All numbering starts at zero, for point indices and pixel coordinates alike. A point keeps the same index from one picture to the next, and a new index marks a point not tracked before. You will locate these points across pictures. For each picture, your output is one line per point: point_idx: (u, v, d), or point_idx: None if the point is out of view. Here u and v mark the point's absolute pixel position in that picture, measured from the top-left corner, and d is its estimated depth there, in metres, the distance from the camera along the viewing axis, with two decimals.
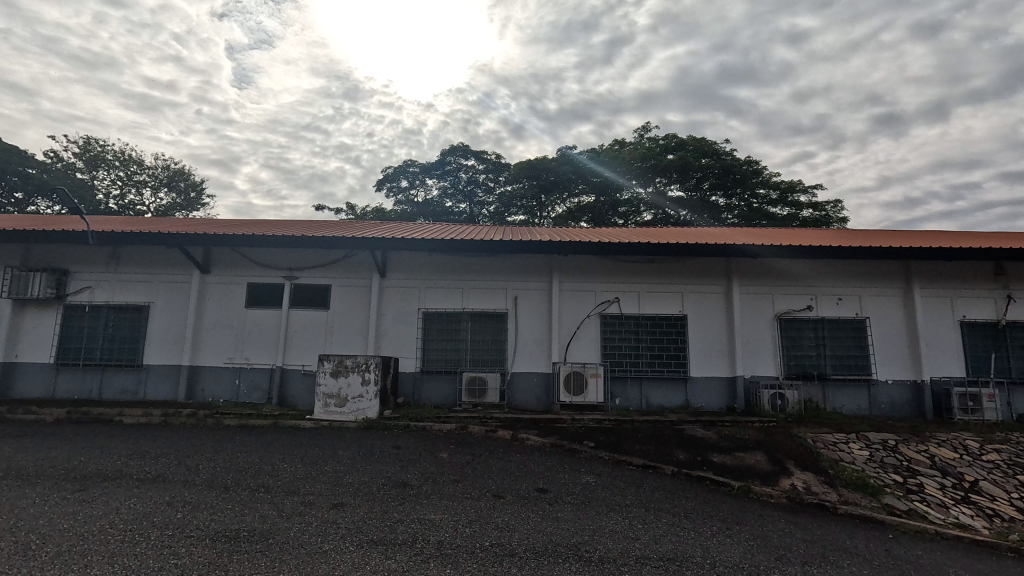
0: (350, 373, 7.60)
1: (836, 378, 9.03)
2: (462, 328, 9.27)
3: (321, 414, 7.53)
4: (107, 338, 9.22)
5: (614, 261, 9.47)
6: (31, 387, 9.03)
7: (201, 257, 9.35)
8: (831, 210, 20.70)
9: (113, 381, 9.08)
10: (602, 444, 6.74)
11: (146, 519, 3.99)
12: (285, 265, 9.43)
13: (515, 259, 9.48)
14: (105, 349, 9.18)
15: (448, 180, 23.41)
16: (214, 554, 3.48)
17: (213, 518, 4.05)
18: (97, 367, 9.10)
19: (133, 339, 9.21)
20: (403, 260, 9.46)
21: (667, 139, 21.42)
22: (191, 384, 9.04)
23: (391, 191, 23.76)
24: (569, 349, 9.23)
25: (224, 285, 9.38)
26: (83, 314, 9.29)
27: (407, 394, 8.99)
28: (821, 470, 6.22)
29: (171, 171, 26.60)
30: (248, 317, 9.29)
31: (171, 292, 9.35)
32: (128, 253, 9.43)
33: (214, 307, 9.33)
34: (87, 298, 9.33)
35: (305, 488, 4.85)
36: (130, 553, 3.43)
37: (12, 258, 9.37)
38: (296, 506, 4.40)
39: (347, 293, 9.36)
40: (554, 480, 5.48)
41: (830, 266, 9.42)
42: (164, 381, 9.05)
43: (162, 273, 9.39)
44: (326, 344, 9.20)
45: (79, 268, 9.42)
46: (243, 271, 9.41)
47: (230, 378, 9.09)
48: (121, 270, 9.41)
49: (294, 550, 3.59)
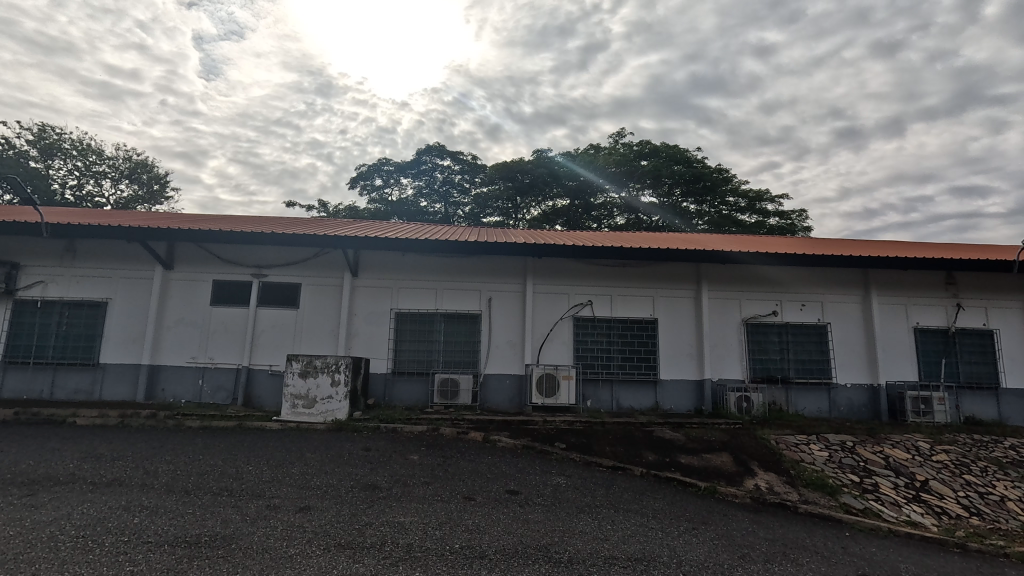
0: (319, 374, 7.44)
1: (798, 381, 9.34)
2: (436, 329, 9.21)
3: (288, 415, 7.36)
4: (61, 335, 8.81)
5: (587, 265, 9.57)
6: None
7: (164, 252, 9.02)
8: (795, 219, 21.43)
9: (66, 381, 8.67)
10: (572, 445, 6.80)
11: (100, 524, 3.82)
12: (253, 262, 9.20)
13: (490, 260, 9.48)
14: (58, 346, 8.77)
15: (423, 179, 23.27)
16: (173, 560, 3.35)
17: (172, 524, 3.90)
18: (49, 365, 8.67)
19: (89, 337, 8.81)
20: (377, 260, 9.35)
21: (641, 145, 21.83)
22: (151, 384, 8.71)
23: (365, 190, 23.45)
24: (542, 351, 9.27)
25: (188, 282, 9.08)
26: (35, 309, 8.84)
27: (377, 395, 8.87)
28: (783, 471, 6.42)
29: (133, 162, 25.59)
30: (214, 316, 9.01)
31: (131, 288, 8.99)
32: (86, 247, 9.03)
33: (177, 306, 9.01)
34: (39, 294, 8.88)
35: (270, 492, 4.72)
36: (82, 561, 3.28)
37: None
38: (260, 510, 4.29)
39: (318, 291, 9.18)
40: (524, 482, 5.50)
41: (796, 273, 9.75)
42: (121, 381, 8.70)
43: (123, 269, 9.03)
44: (294, 344, 9.00)
45: (31, 262, 8.96)
46: (210, 268, 9.13)
47: (192, 378, 8.79)
48: (77, 265, 9.00)
49: (259, 555, 3.49)
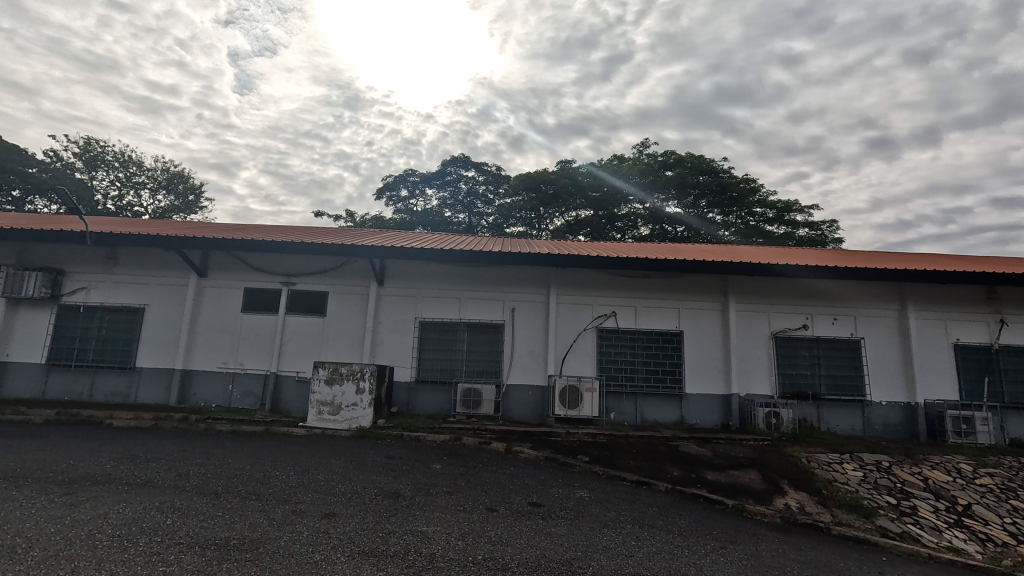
0: (345, 381, 7.55)
1: (830, 398, 9.05)
2: (459, 338, 9.26)
3: (314, 421, 7.47)
4: (100, 339, 9.15)
5: (611, 276, 9.51)
6: (21, 387, 8.90)
7: (199, 260, 9.32)
8: (826, 230, 20.91)
9: (104, 383, 8.98)
10: (596, 458, 6.72)
11: (135, 525, 3.93)
12: (283, 270, 9.42)
13: (514, 270, 9.50)
14: (97, 350, 9.10)
15: (447, 190, 23.61)
16: (203, 562, 3.42)
17: (203, 526, 3.98)
18: (89, 368, 9.00)
19: (126, 342, 9.13)
20: (401, 269, 9.46)
21: (666, 155, 21.70)
22: (183, 388, 8.96)
23: (391, 200, 23.83)
24: (565, 362, 9.22)
25: (221, 289, 9.35)
26: (77, 314, 9.21)
27: (400, 403, 8.94)
28: (815, 490, 6.20)
29: (171, 173, 26.64)
30: (244, 322, 9.24)
31: (166, 294, 9.31)
32: (126, 255, 9.39)
33: (209, 313, 9.27)
34: (82, 299, 9.25)
35: (296, 497, 4.80)
36: (118, 559, 3.37)
37: (7, 256, 9.27)
38: (287, 514, 4.35)
39: (345, 300, 9.34)
40: (547, 494, 5.45)
41: (828, 285, 9.49)
42: (156, 384, 8.97)
43: (160, 276, 9.36)
44: (320, 351, 9.15)
45: (74, 269, 9.36)
46: (242, 275, 9.38)
47: (223, 383, 9.01)
48: (117, 271, 9.35)
49: (284, 560, 3.54)
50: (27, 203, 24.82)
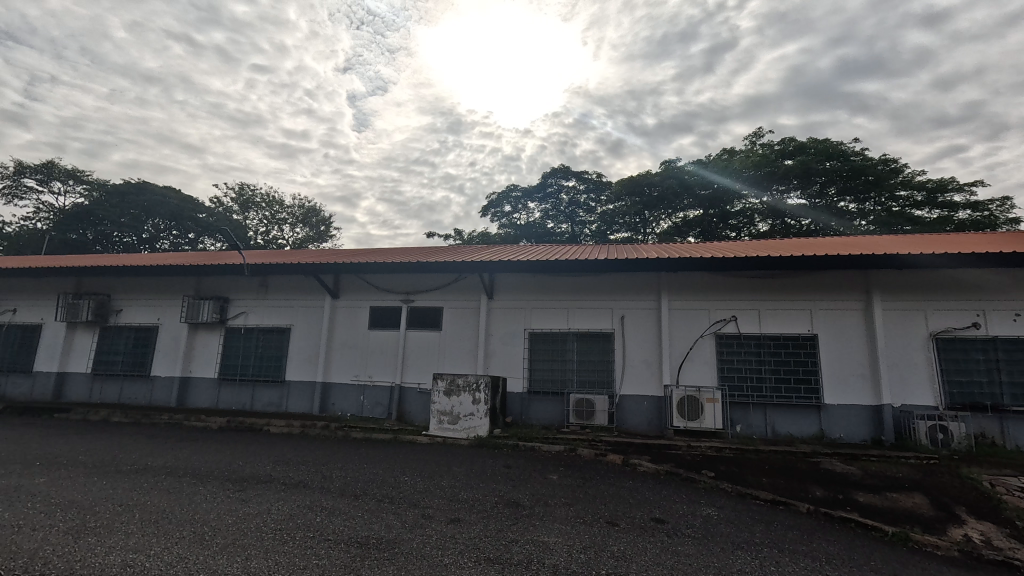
0: (462, 392, 7.91)
1: (1017, 411, 7.55)
2: (568, 348, 9.25)
3: (436, 430, 7.89)
4: (258, 356, 10.53)
5: (728, 278, 8.91)
6: (202, 398, 10.53)
7: (332, 283, 10.39)
8: (995, 210, 17.68)
9: (262, 395, 10.32)
10: (723, 474, 6.27)
11: (292, 520, 4.44)
12: (403, 289, 10.15)
13: (621, 278, 9.30)
14: (256, 366, 10.49)
15: (549, 202, 23.96)
16: (348, 558, 3.75)
17: (346, 524, 4.38)
18: (250, 382, 10.40)
19: (278, 358, 10.43)
20: (509, 282, 9.71)
21: (784, 143, 19.91)
22: (324, 399, 9.99)
23: (496, 217, 24.64)
24: (682, 371, 8.76)
25: (351, 309, 10.31)
26: (240, 335, 10.72)
27: (515, 414, 9.12)
28: (1005, 521, 5.18)
29: (306, 208, 30.13)
30: (372, 338, 10.08)
31: (307, 315, 10.49)
32: (275, 282, 10.76)
33: (342, 330, 10.27)
34: (243, 322, 10.77)
35: (425, 502, 5.09)
36: (281, 550, 3.82)
37: (187, 289, 11.08)
38: (417, 518, 4.63)
39: (459, 314, 9.81)
40: (671, 510, 5.19)
41: (1005, 276, 7.98)
42: (302, 396, 10.11)
43: (302, 299, 10.58)
44: (438, 363, 9.67)
45: (237, 296, 10.93)
46: (368, 295, 10.27)
47: (356, 394, 9.89)
48: (269, 297, 10.75)
49: (417, 561, 3.76)
50: (200, 243, 29.64)
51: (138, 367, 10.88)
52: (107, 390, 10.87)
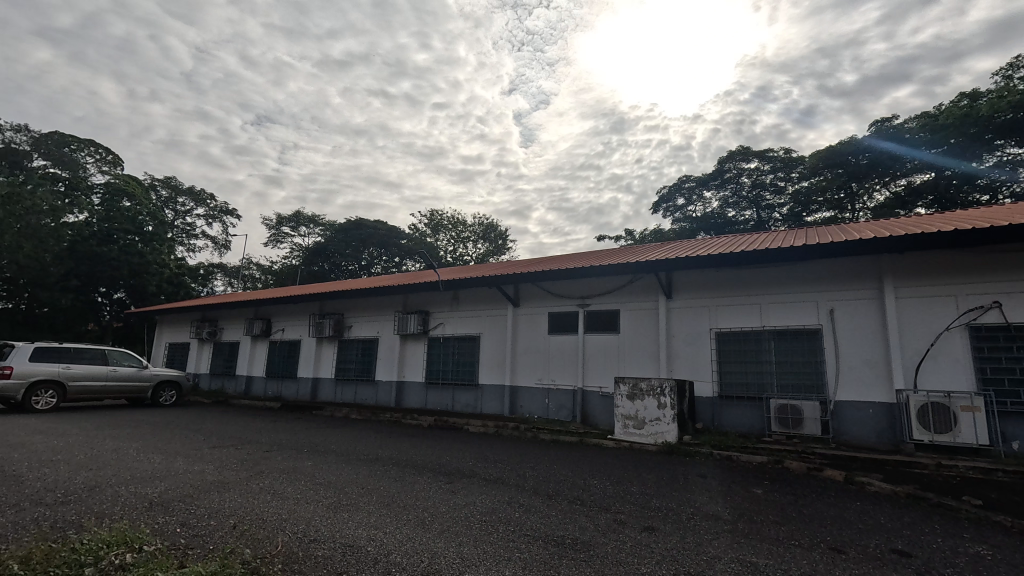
0: (646, 396, 7.69)
1: None
2: (764, 348, 8.31)
3: (621, 434, 7.83)
4: (455, 362, 11.75)
5: (983, 253, 7.02)
6: (414, 399, 12.15)
7: (513, 293, 11.10)
8: None
9: (461, 396, 11.48)
10: (996, 503, 4.92)
11: (495, 513, 4.82)
12: (578, 294, 10.33)
13: (826, 265, 8.03)
14: (454, 371, 11.71)
15: (728, 189, 22.06)
16: (548, 555, 3.92)
17: (543, 523, 4.59)
18: (450, 385, 11.66)
19: (471, 363, 11.50)
20: (689, 280, 9.16)
21: None
22: (513, 401, 10.69)
23: (668, 211, 23.53)
24: (920, 373, 7.17)
25: (532, 316, 10.86)
26: (440, 343, 12.11)
27: (705, 420, 8.51)
28: None
29: (485, 225, 32.81)
30: (552, 343, 10.46)
31: (494, 324, 11.37)
32: (464, 294, 11.92)
33: (525, 336, 10.86)
34: (442, 332, 12.13)
35: (616, 507, 5.06)
36: (488, 540, 4.16)
37: (397, 305, 12.94)
38: (610, 523, 4.62)
39: (636, 316, 9.59)
40: (918, 543, 4.26)
41: None
42: (494, 398, 10.96)
43: (488, 309, 11.52)
44: (619, 366, 9.57)
45: (435, 309, 12.37)
46: (546, 302, 10.70)
47: (541, 397, 10.35)
48: (460, 309, 11.95)
49: (613, 565, 3.76)
50: (403, 266, 34.45)
51: (366, 372, 13.06)
52: (346, 392, 13.25)
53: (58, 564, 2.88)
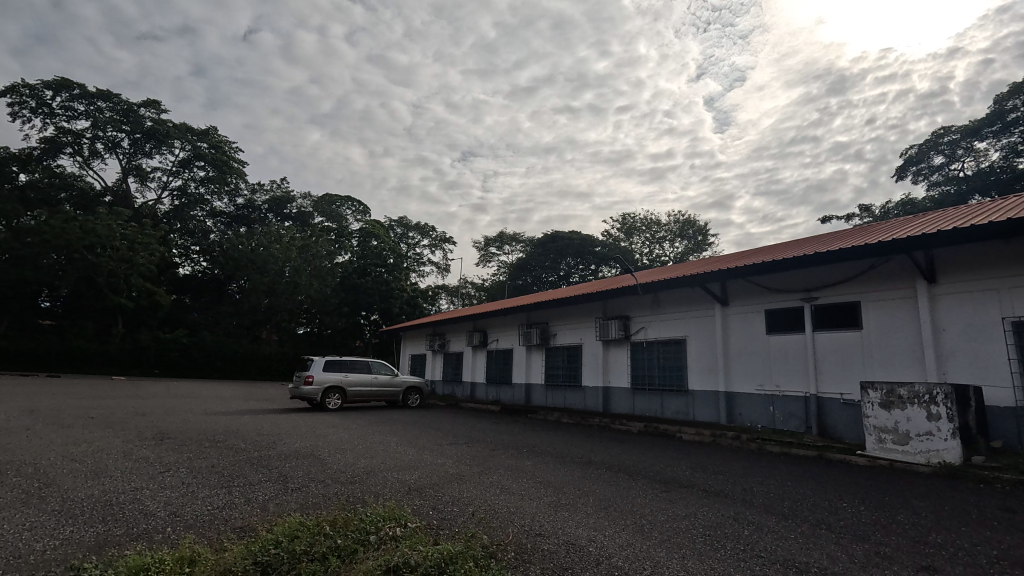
0: (909, 405, 6.28)
1: None
2: None
3: (877, 451, 6.52)
4: (661, 367, 11.36)
5: None
6: (621, 404, 12.11)
7: (720, 291, 10.28)
8: None
9: (670, 403, 11.01)
10: None
11: (720, 529, 4.47)
12: (801, 286, 9.02)
13: None
14: (661, 376, 11.32)
15: (1015, 134, 16.75)
16: None
17: (779, 546, 4.08)
18: (658, 391, 11.30)
19: (679, 368, 10.97)
20: (960, 257, 7.22)
21: None
22: (730, 408, 9.84)
23: (920, 176, 18.97)
24: None
25: (744, 315, 9.87)
26: (643, 348, 11.85)
27: (1007, 438, 6.55)
28: None
29: (682, 223, 32.23)
30: (772, 344, 9.32)
31: (701, 325, 10.68)
32: (665, 296, 11.48)
33: (738, 337, 9.92)
34: (644, 336, 11.85)
35: (877, 537, 4.21)
36: (714, 556, 3.88)
37: (597, 312, 13.12)
38: (870, 555, 3.87)
39: (884, 308, 7.94)
40: None
41: None
42: (708, 405, 10.25)
43: (693, 310, 10.88)
44: (865, 369, 8.02)
45: (635, 313, 12.18)
46: (760, 299, 9.62)
47: (764, 405, 9.29)
48: (662, 312, 11.52)
49: None
50: (600, 272, 34.91)
51: (573, 378, 13.52)
52: (556, 397, 13.91)
53: (352, 528, 3.68)
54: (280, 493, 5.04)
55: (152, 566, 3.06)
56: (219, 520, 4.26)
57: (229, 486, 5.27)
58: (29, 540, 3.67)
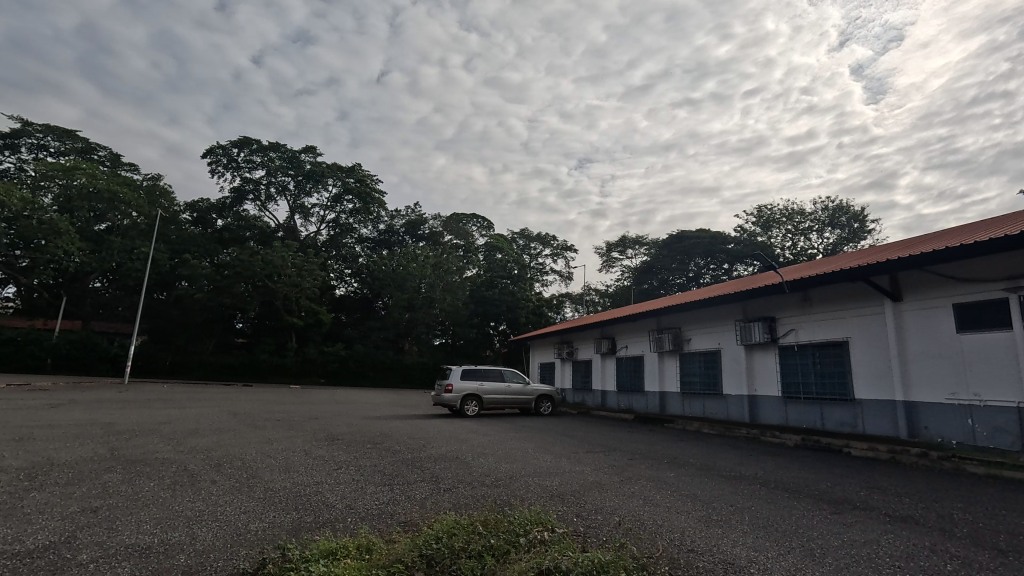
0: None
1: None
2: None
3: None
4: (818, 373, 10.16)
5: None
6: (771, 415, 11.04)
7: (890, 284, 8.93)
8: None
9: (832, 414, 9.79)
10: None
11: (913, 560, 3.84)
12: (1002, 274, 7.48)
13: None
14: (818, 384, 10.13)
15: None
16: None
17: None
18: (816, 400, 10.11)
19: (841, 374, 9.72)
20: None
21: None
22: (911, 421, 8.47)
23: None
24: None
25: (924, 310, 8.44)
26: (794, 352, 10.71)
27: None
28: None
29: (831, 210, 28.88)
30: (965, 344, 7.85)
31: (866, 325, 9.37)
32: (818, 294, 10.28)
33: (917, 337, 8.51)
34: (795, 339, 10.70)
35: None
36: None
37: (736, 314, 12.16)
38: None
39: None
40: None
41: None
42: (883, 416, 8.95)
43: (855, 308, 9.58)
44: None
45: (782, 314, 11.06)
46: (944, 291, 8.16)
47: (959, 417, 7.83)
48: (815, 311, 10.32)
49: None
50: (735, 271, 32.41)
51: (712, 386, 12.66)
52: (694, 406, 13.12)
53: (503, 530, 3.85)
54: (435, 493, 5.46)
55: (339, 550, 3.51)
56: (386, 514, 4.74)
57: (390, 484, 5.83)
58: (245, 521, 4.43)
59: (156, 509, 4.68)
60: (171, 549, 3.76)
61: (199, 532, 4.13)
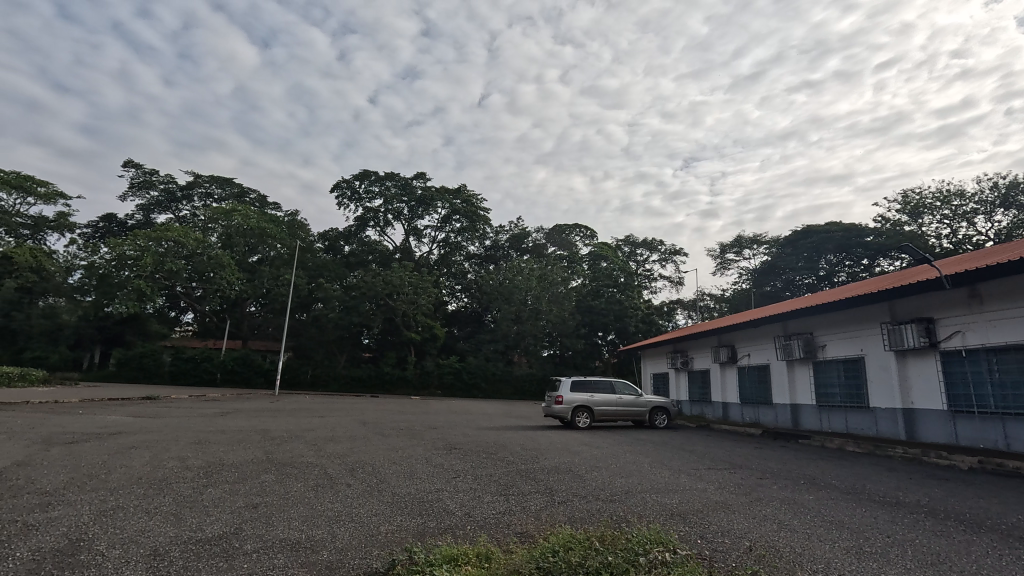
0: None
1: None
2: None
3: None
4: (996, 383, 8.54)
5: None
6: (934, 432, 9.48)
7: None
8: None
9: (1020, 432, 8.16)
10: None
11: None
12: None
13: None
14: (997, 396, 8.51)
15: None
16: None
17: None
18: (995, 415, 8.50)
19: None
20: None
21: None
22: None
23: None
24: None
25: None
26: (962, 358, 9.12)
27: None
28: None
29: (1002, 188, 24.38)
30: None
31: None
32: (990, 288, 8.69)
33: None
34: (961, 342, 9.11)
35: None
36: None
37: (882, 315, 10.68)
38: None
39: None
40: None
41: None
42: None
43: None
44: None
45: (942, 314, 9.49)
46: None
47: None
48: (988, 309, 8.72)
49: None
50: (877, 267, 28.66)
51: (856, 398, 11.20)
52: (834, 421, 11.71)
53: (621, 547, 3.73)
54: (549, 505, 5.47)
55: (459, 557, 3.64)
56: (503, 524, 4.83)
57: (506, 494, 5.95)
58: (377, 523, 4.79)
59: (303, 508, 5.25)
60: (315, 545, 4.18)
61: (338, 531, 4.55)
